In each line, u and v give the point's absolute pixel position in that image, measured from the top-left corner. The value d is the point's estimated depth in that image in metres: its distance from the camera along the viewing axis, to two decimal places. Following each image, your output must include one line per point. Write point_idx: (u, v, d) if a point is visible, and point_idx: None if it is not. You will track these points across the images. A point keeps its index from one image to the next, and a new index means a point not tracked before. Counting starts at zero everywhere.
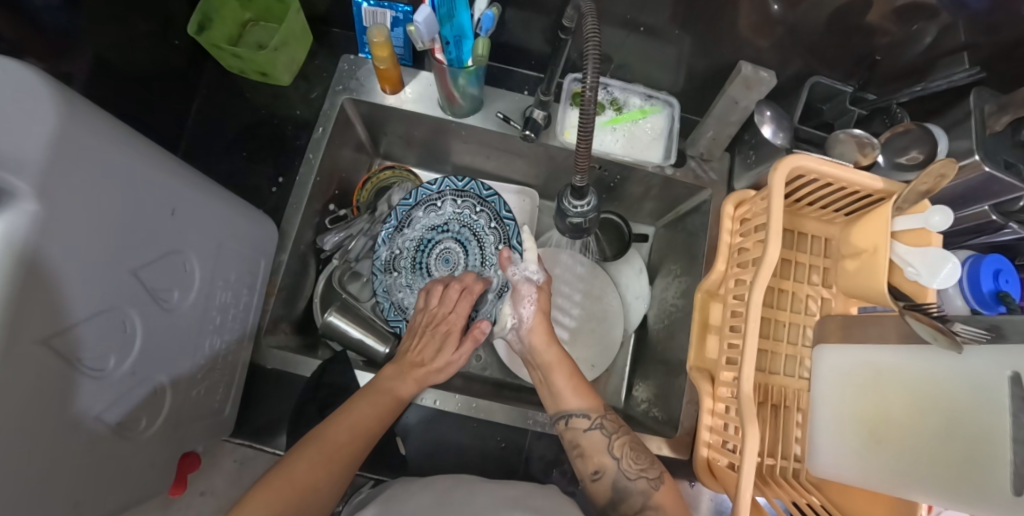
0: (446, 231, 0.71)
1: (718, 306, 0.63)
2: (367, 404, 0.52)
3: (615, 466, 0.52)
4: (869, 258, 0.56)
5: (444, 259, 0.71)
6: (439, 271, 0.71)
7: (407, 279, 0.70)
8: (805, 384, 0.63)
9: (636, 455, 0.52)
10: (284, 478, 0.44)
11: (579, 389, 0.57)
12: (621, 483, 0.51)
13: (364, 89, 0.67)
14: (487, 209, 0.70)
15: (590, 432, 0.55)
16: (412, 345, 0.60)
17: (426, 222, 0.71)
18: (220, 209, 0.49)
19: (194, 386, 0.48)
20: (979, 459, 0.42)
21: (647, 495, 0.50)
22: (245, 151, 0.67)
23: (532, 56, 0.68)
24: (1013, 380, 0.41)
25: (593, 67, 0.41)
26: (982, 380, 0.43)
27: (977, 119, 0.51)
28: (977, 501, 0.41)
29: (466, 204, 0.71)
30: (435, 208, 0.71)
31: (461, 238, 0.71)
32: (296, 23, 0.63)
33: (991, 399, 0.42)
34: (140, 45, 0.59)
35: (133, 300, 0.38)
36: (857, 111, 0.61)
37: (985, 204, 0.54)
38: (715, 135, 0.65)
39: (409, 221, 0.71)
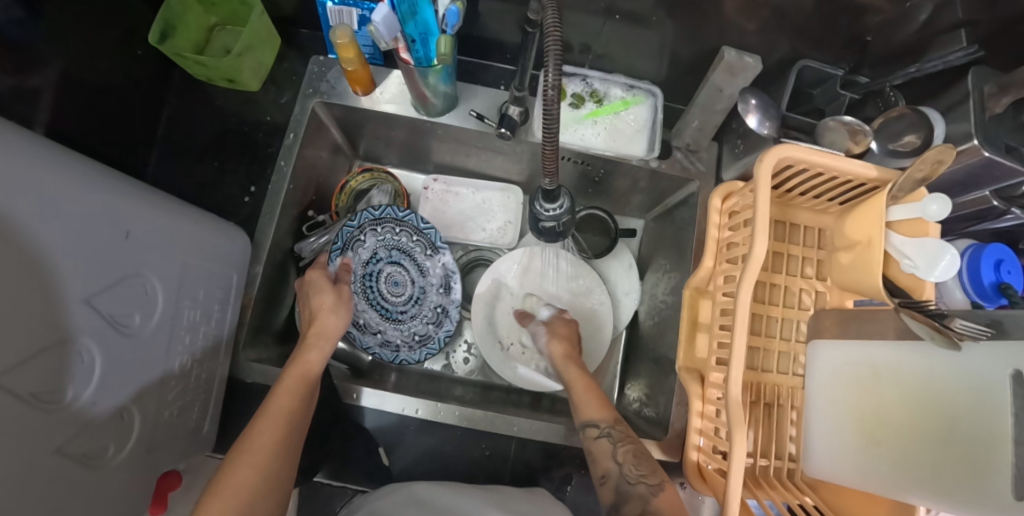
0: (388, 256, 0.70)
1: (708, 303, 0.61)
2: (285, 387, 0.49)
3: (618, 471, 0.51)
4: (864, 250, 0.53)
5: (393, 281, 0.70)
6: (394, 296, 0.70)
7: (364, 303, 0.69)
8: (798, 381, 0.61)
9: (638, 461, 0.51)
10: (227, 488, 0.41)
11: (598, 399, 0.56)
12: (623, 488, 0.49)
13: (334, 91, 0.65)
14: (406, 226, 0.69)
15: (600, 439, 0.53)
16: (317, 303, 0.59)
17: (362, 256, 0.69)
18: (179, 226, 0.48)
19: (166, 408, 0.48)
20: (977, 463, 0.39)
21: (647, 500, 0.48)
22: (217, 160, 0.66)
23: (507, 49, 0.66)
24: (1015, 379, 0.38)
25: (555, 56, 0.38)
26: (984, 379, 0.40)
27: (975, 101, 0.48)
28: (982, 508, 0.39)
29: (387, 229, 0.69)
30: (376, 232, 0.69)
31: (404, 261, 0.70)
32: (260, 26, 0.61)
33: (990, 401, 0.40)
34: (107, 56, 0.57)
35: (89, 330, 0.37)
36: (849, 95, 0.58)
37: (986, 190, 0.52)
38: (700, 125, 0.62)
39: (354, 245, 0.68)
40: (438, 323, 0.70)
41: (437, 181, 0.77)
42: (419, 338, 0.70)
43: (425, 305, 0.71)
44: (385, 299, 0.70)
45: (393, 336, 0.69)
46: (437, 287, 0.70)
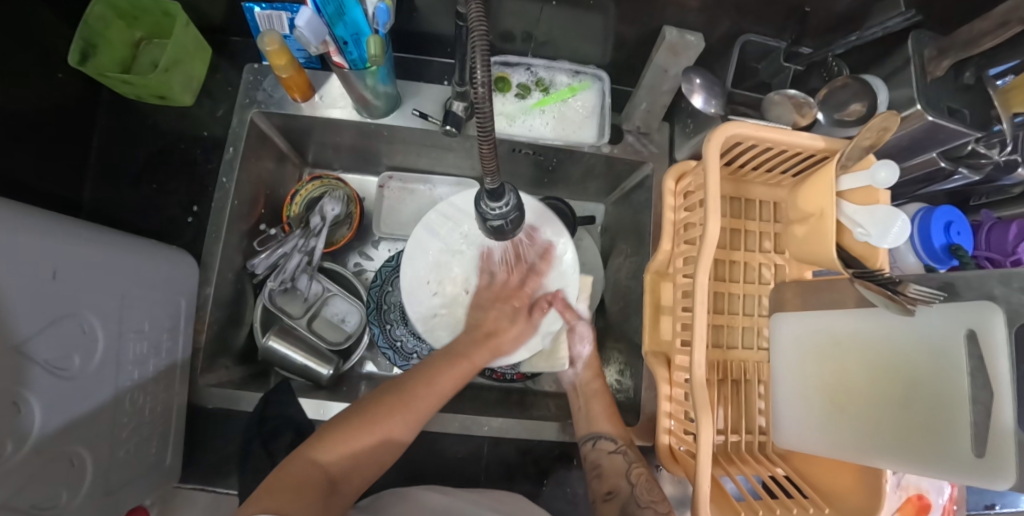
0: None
1: (669, 286, 0.60)
2: (436, 386, 0.54)
3: (628, 490, 0.53)
4: (817, 222, 0.53)
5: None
6: None
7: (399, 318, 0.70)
8: (763, 355, 0.62)
9: (649, 486, 0.53)
10: (362, 433, 0.48)
11: (613, 416, 0.60)
12: (631, 507, 0.52)
13: (272, 100, 0.62)
14: None
15: (613, 455, 0.56)
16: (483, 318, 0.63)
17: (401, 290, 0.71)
18: (115, 258, 0.46)
19: (121, 446, 0.46)
20: (936, 425, 0.40)
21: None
22: (155, 182, 0.63)
23: (446, 43, 0.64)
24: (970, 339, 0.39)
25: (482, 49, 0.33)
26: (941, 342, 0.41)
27: (916, 65, 0.47)
28: (939, 466, 0.39)
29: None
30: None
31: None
32: (186, 37, 0.58)
33: (948, 362, 0.40)
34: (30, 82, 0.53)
35: (25, 380, 0.35)
36: (795, 66, 0.56)
37: (933, 152, 0.52)
38: (649, 107, 0.61)
39: (383, 296, 0.71)
40: None
41: (393, 179, 0.75)
42: None
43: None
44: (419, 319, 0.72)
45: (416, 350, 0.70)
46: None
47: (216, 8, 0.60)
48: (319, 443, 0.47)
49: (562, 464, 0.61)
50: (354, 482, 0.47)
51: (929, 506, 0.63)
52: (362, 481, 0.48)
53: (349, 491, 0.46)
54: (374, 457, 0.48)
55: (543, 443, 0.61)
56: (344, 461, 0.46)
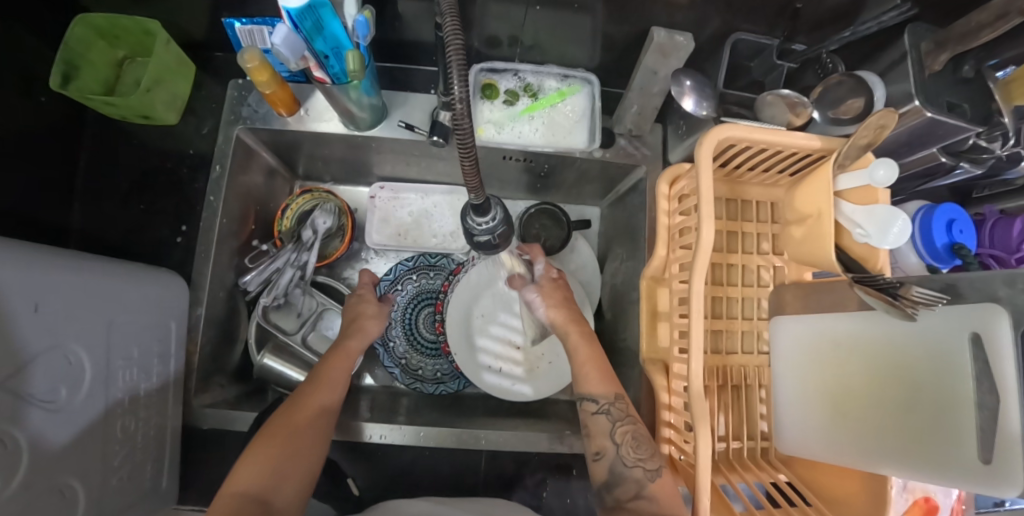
0: (433, 296, 0.74)
1: (665, 291, 0.59)
2: (319, 382, 0.53)
3: (614, 452, 0.49)
4: (815, 223, 0.52)
5: (433, 321, 0.73)
6: (433, 332, 0.73)
7: (400, 334, 0.72)
8: (764, 359, 0.60)
9: (637, 444, 0.49)
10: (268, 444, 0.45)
11: (605, 373, 0.54)
12: (618, 469, 0.48)
13: (258, 115, 0.62)
14: (441, 270, 0.74)
15: (597, 415, 0.52)
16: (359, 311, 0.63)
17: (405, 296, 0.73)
18: (99, 286, 0.45)
19: (114, 473, 0.46)
20: (942, 432, 0.39)
21: (642, 485, 0.46)
22: (142, 203, 0.63)
23: (431, 52, 0.63)
24: (974, 342, 0.37)
25: (458, 62, 0.34)
26: (944, 346, 0.39)
27: (913, 60, 0.46)
28: (946, 473, 0.38)
29: (439, 274, 0.74)
30: (428, 275, 0.74)
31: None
32: (167, 56, 0.58)
33: (953, 367, 0.39)
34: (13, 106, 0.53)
35: (12, 416, 0.35)
36: (787, 64, 0.56)
37: (934, 148, 0.51)
38: (640, 109, 0.60)
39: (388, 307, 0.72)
40: None
41: (384, 188, 0.74)
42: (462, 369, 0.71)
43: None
44: (420, 334, 0.73)
45: (421, 367, 0.71)
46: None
47: (197, 24, 0.60)
48: (236, 472, 0.43)
49: (561, 475, 0.60)
50: (289, 490, 0.44)
51: (936, 508, 0.62)
52: (299, 489, 0.45)
53: (288, 505, 0.43)
54: (296, 465, 0.45)
55: (540, 454, 0.60)
56: (263, 477, 0.43)
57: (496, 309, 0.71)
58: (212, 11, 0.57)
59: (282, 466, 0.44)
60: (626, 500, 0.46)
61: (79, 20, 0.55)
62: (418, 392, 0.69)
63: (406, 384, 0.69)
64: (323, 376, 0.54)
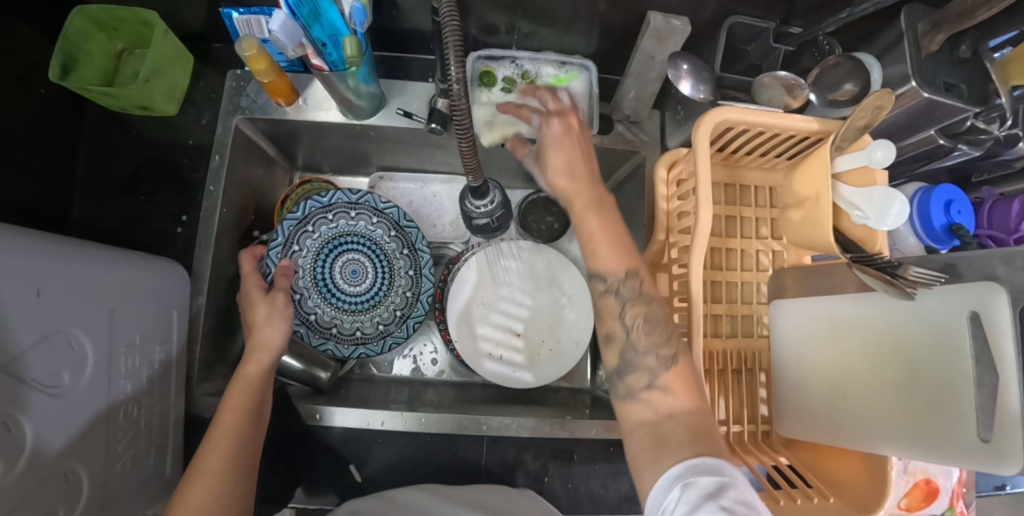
0: (341, 242, 0.68)
1: (665, 276, 0.59)
2: (232, 407, 0.46)
3: None
4: (813, 206, 0.52)
5: (350, 269, 0.68)
6: (348, 284, 0.68)
7: (317, 298, 0.67)
8: (764, 343, 0.60)
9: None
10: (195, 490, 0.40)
11: None
12: None
13: (256, 105, 0.62)
14: (385, 220, 0.69)
15: None
16: (252, 317, 0.54)
17: (322, 235, 0.67)
18: (101, 274, 0.45)
19: (118, 459, 0.47)
20: (943, 413, 0.39)
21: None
22: (143, 194, 0.63)
23: (429, 40, 0.63)
24: (973, 320, 0.37)
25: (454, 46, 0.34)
26: (942, 324, 0.39)
27: (910, 41, 0.46)
28: (946, 452, 0.38)
29: (340, 216, 0.68)
30: (327, 221, 0.67)
31: (364, 248, 0.69)
32: (165, 46, 0.58)
33: (952, 347, 0.39)
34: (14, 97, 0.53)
35: (17, 401, 0.35)
36: (783, 48, 0.56)
37: (932, 129, 0.51)
38: (638, 94, 0.60)
39: (301, 237, 0.66)
40: (410, 307, 0.69)
41: (383, 178, 0.74)
42: (360, 335, 0.68)
43: (390, 292, 0.70)
44: (341, 290, 0.68)
45: (356, 328, 0.68)
46: (404, 269, 0.70)
47: (195, 15, 0.60)
48: None
49: (562, 460, 0.60)
50: None
51: (936, 490, 0.62)
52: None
53: None
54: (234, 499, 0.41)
55: (541, 439, 0.61)
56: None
57: (499, 298, 0.70)
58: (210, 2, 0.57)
59: (233, 507, 0.40)
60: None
61: (78, 11, 0.55)
62: (371, 354, 0.67)
63: (350, 354, 0.67)
64: (230, 400, 0.47)
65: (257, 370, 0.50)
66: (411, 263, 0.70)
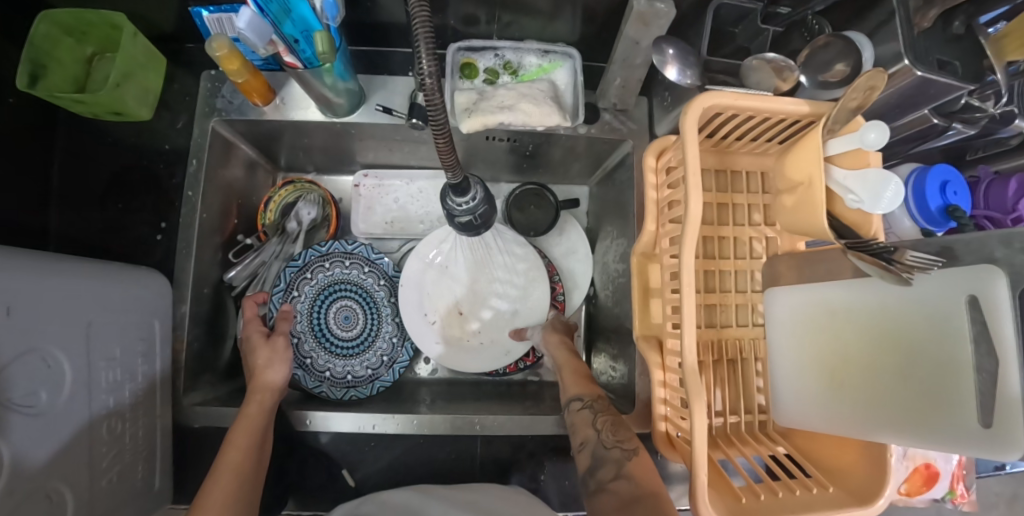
0: (335, 289, 0.69)
1: (656, 267, 0.58)
2: (235, 444, 0.48)
3: (595, 437, 0.51)
4: (806, 191, 0.51)
5: (343, 316, 0.69)
6: (341, 329, 0.69)
7: (313, 343, 0.67)
8: (759, 331, 0.59)
9: (615, 428, 0.51)
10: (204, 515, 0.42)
11: (581, 379, 0.58)
12: (600, 452, 0.49)
13: (232, 106, 0.60)
14: (376, 269, 0.70)
15: (582, 411, 0.54)
16: (254, 362, 0.58)
17: (317, 283, 0.69)
18: (75, 288, 0.44)
19: (103, 475, 0.46)
20: (942, 399, 0.38)
21: (621, 464, 0.48)
22: (121, 202, 0.61)
23: (407, 33, 0.61)
24: (971, 304, 0.36)
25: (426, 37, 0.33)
26: (939, 309, 0.38)
27: (902, 18, 0.45)
28: (948, 439, 0.37)
29: (337, 263, 0.69)
30: (325, 268, 0.69)
31: (356, 295, 0.70)
32: (135, 49, 0.56)
33: (949, 330, 0.38)
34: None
35: None
36: (771, 30, 0.54)
37: (926, 109, 0.50)
38: (623, 82, 0.58)
39: (300, 282, 0.68)
40: (397, 351, 0.69)
41: (368, 176, 0.73)
42: (351, 379, 0.67)
43: (378, 337, 0.70)
44: (334, 334, 0.69)
45: (347, 371, 0.67)
46: (391, 316, 0.70)
47: (164, 14, 0.58)
48: None
49: (559, 458, 0.60)
50: None
51: (936, 474, 0.62)
52: None
53: None
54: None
55: (535, 437, 0.60)
56: None
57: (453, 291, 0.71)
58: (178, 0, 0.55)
59: None
60: (606, 481, 0.47)
61: (43, 16, 0.53)
62: (361, 397, 0.66)
63: (342, 396, 0.66)
64: (234, 437, 0.49)
65: (257, 409, 0.53)
66: (398, 310, 0.70)
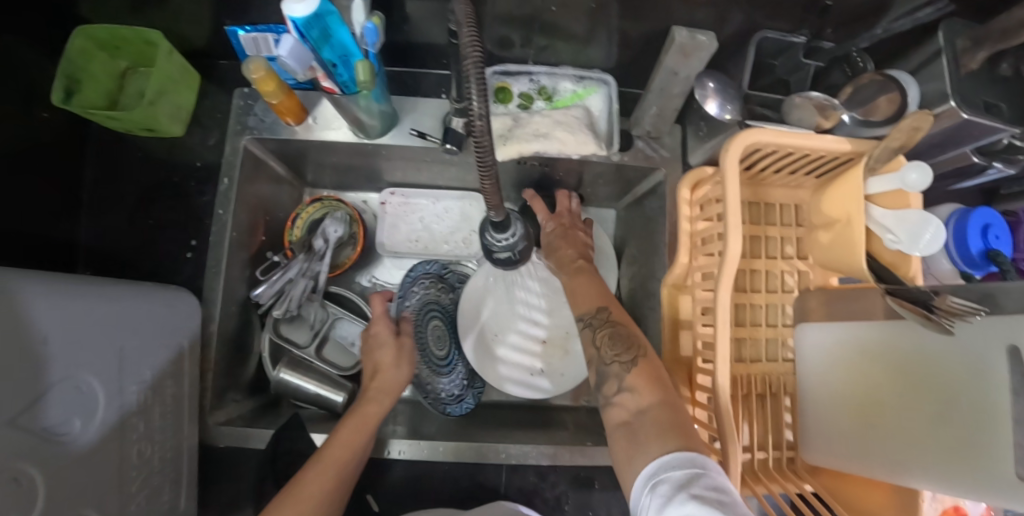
0: (431, 310, 0.71)
1: (687, 299, 0.57)
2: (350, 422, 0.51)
3: (595, 357, 0.49)
4: (844, 228, 0.50)
5: (436, 336, 0.70)
6: (434, 349, 0.69)
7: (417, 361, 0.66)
8: (789, 367, 0.58)
9: (613, 341, 0.49)
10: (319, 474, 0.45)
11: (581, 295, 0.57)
12: (601, 369, 0.48)
13: (264, 125, 0.60)
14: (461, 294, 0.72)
15: (583, 330, 0.53)
16: (380, 357, 0.59)
17: (421, 300, 0.70)
18: (107, 312, 0.44)
19: (131, 499, 0.46)
20: (974, 447, 0.36)
21: (621, 376, 0.46)
22: (151, 218, 0.61)
23: (442, 55, 0.61)
24: (1013, 353, 0.35)
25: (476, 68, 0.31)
26: (978, 356, 0.37)
27: (948, 58, 0.44)
28: (979, 492, 0.35)
29: (433, 286, 0.71)
30: (427, 289, 0.71)
31: (445, 318, 0.72)
32: (170, 67, 0.56)
33: (987, 379, 0.36)
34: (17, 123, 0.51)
35: (25, 452, 0.34)
36: (813, 64, 0.54)
37: (967, 148, 0.49)
38: (659, 111, 0.58)
39: (408, 296, 0.69)
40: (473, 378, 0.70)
41: (395, 194, 0.73)
42: (446, 397, 0.66)
43: (459, 362, 0.71)
44: (432, 354, 0.68)
45: (443, 388, 0.67)
46: None
47: (198, 31, 0.57)
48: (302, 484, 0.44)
49: (583, 489, 0.59)
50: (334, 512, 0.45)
51: None
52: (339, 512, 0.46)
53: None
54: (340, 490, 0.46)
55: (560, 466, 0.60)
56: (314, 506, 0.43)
57: (514, 320, 0.71)
58: (214, 19, 0.55)
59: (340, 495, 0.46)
60: (611, 395, 0.45)
61: (79, 31, 0.53)
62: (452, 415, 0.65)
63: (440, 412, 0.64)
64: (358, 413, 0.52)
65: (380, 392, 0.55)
66: None
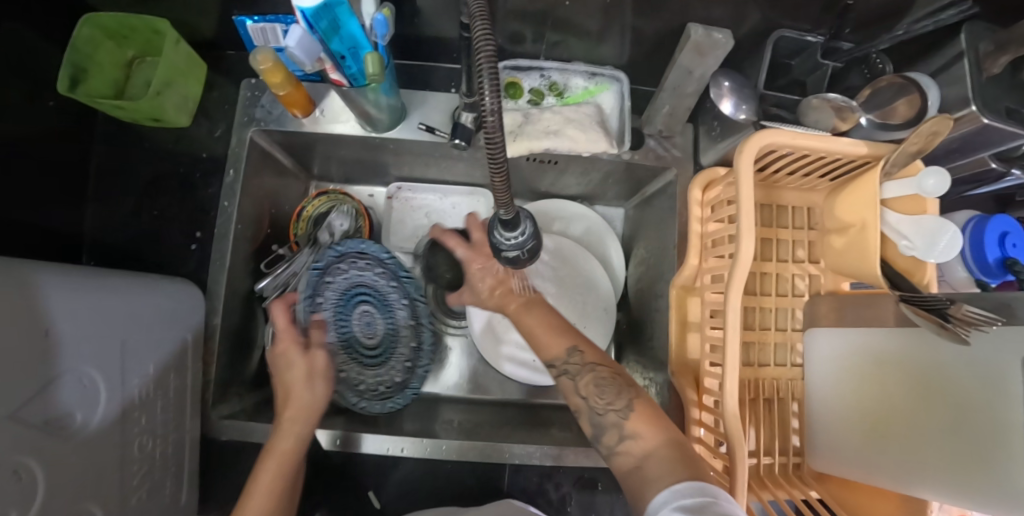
0: (356, 293, 0.65)
1: (697, 301, 0.56)
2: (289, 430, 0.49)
3: (584, 406, 0.46)
4: (858, 234, 0.49)
5: (364, 321, 0.65)
6: (360, 335, 0.65)
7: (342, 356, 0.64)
8: (797, 372, 0.58)
9: (600, 389, 0.45)
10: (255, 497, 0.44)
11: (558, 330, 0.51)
12: (594, 420, 0.45)
13: (271, 117, 0.59)
14: (387, 270, 0.64)
15: (561, 377, 0.48)
16: (289, 379, 0.53)
17: (338, 287, 0.64)
18: (108, 304, 0.43)
19: (132, 493, 0.45)
20: (986, 461, 0.35)
21: (620, 425, 0.43)
22: (156, 209, 0.61)
23: (453, 49, 0.60)
24: None
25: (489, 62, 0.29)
26: (995, 368, 0.36)
27: (970, 61, 0.43)
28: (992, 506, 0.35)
29: (352, 264, 0.64)
30: (342, 272, 0.64)
31: (372, 298, 0.65)
32: (177, 57, 0.55)
33: (1001, 392, 0.35)
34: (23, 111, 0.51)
35: (27, 445, 0.33)
36: (832, 64, 0.53)
37: (985, 154, 0.48)
38: (672, 109, 0.57)
39: (320, 286, 0.63)
40: (415, 362, 0.65)
41: (402, 189, 0.72)
42: (385, 390, 0.64)
43: (398, 344, 0.66)
44: (358, 342, 0.65)
45: (367, 381, 0.64)
46: (406, 318, 0.66)
47: (206, 20, 0.57)
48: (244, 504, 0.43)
49: (587, 491, 0.59)
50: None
51: None
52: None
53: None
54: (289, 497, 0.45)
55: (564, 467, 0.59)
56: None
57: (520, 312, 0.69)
58: (222, 9, 0.54)
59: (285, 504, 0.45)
60: (613, 444, 0.43)
61: (87, 20, 0.52)
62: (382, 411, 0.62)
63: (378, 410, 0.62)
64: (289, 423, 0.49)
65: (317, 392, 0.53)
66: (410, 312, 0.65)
